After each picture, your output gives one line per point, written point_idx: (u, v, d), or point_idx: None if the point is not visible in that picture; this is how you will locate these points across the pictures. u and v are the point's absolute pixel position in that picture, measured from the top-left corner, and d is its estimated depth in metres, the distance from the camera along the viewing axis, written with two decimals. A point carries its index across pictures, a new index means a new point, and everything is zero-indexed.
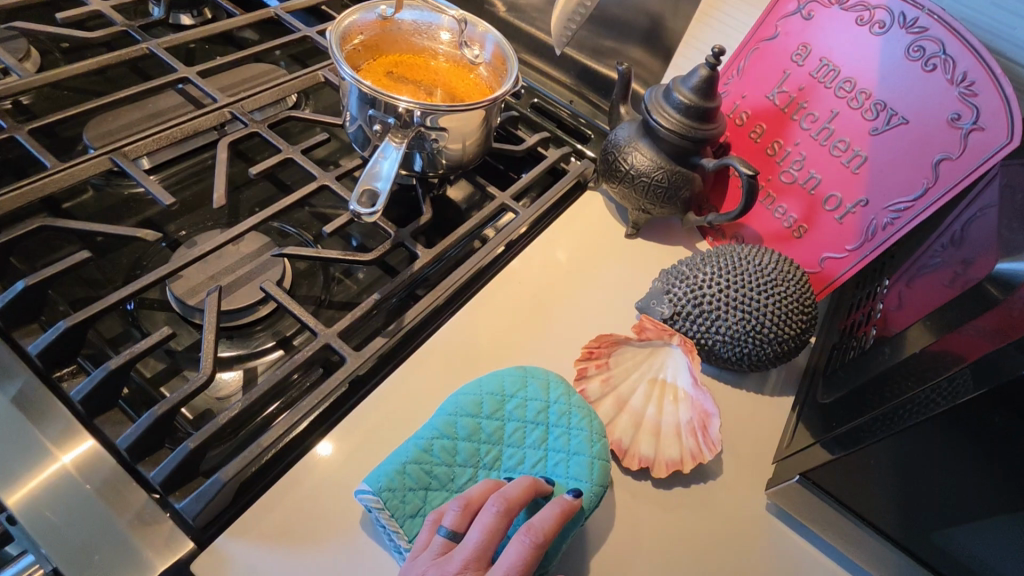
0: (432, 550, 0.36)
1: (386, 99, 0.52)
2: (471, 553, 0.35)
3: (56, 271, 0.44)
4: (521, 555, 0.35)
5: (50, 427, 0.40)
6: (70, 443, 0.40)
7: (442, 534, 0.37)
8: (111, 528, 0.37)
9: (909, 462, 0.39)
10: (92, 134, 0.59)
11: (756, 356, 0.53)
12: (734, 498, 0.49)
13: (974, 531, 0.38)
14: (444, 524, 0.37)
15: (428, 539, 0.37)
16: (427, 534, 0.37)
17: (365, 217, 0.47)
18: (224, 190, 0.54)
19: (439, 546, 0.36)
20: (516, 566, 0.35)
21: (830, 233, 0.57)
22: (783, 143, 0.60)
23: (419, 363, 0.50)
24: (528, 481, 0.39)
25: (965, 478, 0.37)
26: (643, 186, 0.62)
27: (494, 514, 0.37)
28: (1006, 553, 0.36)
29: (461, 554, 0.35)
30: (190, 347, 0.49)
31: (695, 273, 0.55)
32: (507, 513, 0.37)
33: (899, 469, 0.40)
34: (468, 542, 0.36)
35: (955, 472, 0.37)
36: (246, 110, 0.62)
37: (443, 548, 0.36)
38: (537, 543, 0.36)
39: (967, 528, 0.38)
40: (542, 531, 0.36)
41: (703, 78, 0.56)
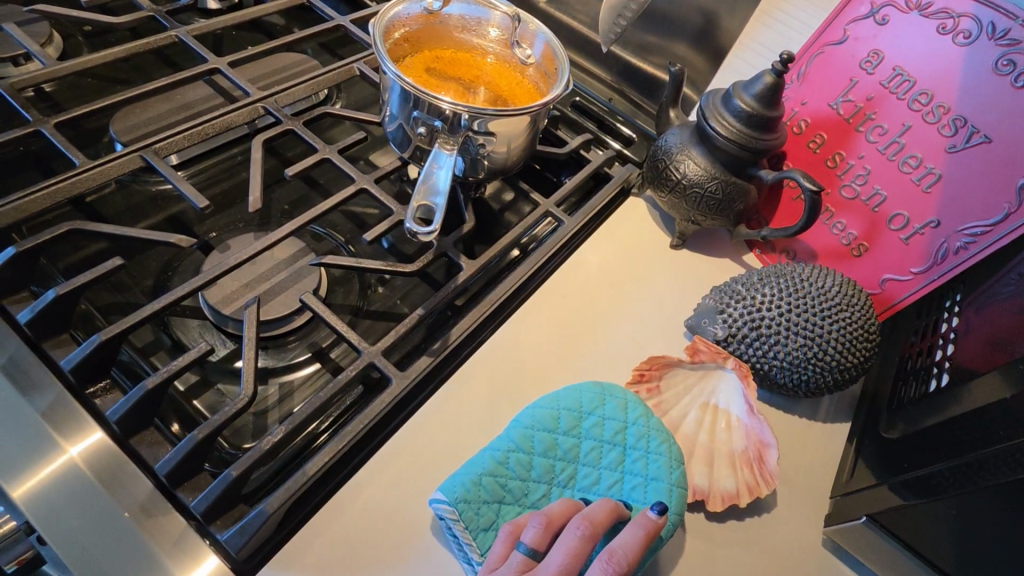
0: (512, 565, 0.34)
1: (431, 100, 0.49)
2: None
3: (89, 280, 0.42)
4: None
5: (59, 419, 0.39)
6: (79, 434, 0.38)
7: (522, 551, 0.35)
8: (151, 562, 0.35)
9: (994, 517, 0.37)
10: (119, 127, 0.56)
11: (814, 383, 0.50)
12: (794, 533, 0.47)
13: None
14: (524, 540, 0.35)
15: (507, 553, 0.35)
16: (504, 547, 0.36)
17: (421, 237, 0.45)
18: (259, 192, 0.51)
19: (519, 563, 0.34)
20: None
21: (894, 253, 0.55)
22: (846, 155, 0.57)
23: (463, 383, 0.47)
24: (611, 503, 0.37)
25: None
26: (695, 197, 0.59)
27: (579, 537, 0.35)
28: None
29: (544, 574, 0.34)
30: (225, 358, 0.47)
31: (752, 293, 0.52)
32: (591, 536, 0.35)
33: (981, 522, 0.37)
34: (550, 562, 0.34)
35: None
36: (280, 105, 0.59)
37: (524, 565, 0.34)
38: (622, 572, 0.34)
39: None
40: (628, 559, 0.34)
41: (767, 85, 0.53)
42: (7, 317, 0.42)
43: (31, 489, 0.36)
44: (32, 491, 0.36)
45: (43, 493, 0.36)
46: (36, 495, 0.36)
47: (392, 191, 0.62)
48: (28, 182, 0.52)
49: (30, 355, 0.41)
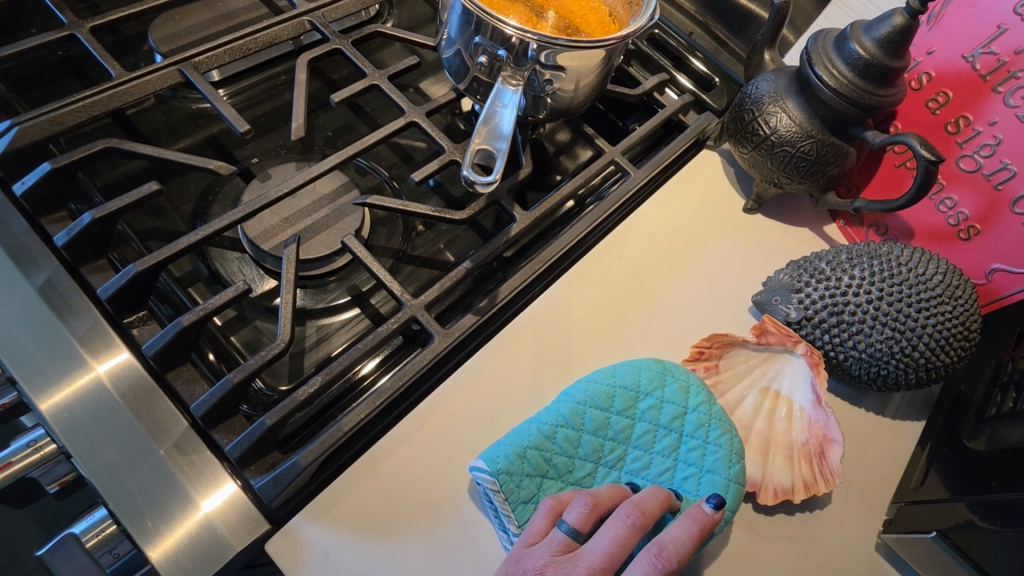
0: (552, 544, 0.33)
1: (494, 23, 0.42)
2: (597, 562, 0.32)
3: (125, 204, 0.39)
4: None
5: (82, 330, 0.38)
6: (105, 351, 0.38)
7: (563, 530, 0.33)
8: (179, 492, 0.35)
9: None
10: (158, 35, 0.52)
11: (893, 379, 0.45)
12: (846, 534, 0.44)
13: None
14: (566, 519, 0.33)
15: (547, 530, 0.33)
16: (545, 523, 0.34)
17: (478, 186, 0.41)
18: (302, 119, 0.47)
19: (560, 543, 0.33)
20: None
21: (1011, 240, 0.47)
22: (973, 120, 0.49)
23: (507, 344, 0.44)
24: (663, 493, 0.35)
25: None
26: (783, 156, 0.52)
27: (628, 526, 0.33)
28: None
29: (587, 560, 0.32)
30: (264, 295, 0.45)
31: (837, 274, 0.46)
32: (641, 526, 0.33)
33: None
34: (593, 547, 0.32)
35: None
36: (327, 20, 0.54)
37: (565, 546, 0.33)
38: (671, 568, 0.32)
39: None
40: (679, 555, 0.32)
41: (895, 28, 0.44)
42: (45, 237, 0.41)
43: (63, 409, 0.35)
44: (69, 419, 0.35)
45: (82, 423, 0.35)
46: (70, 415, 0.35)
47: (443, 125, 0.56)
48: (67, 91, 0.49)
49: (67, 279, 0.39)
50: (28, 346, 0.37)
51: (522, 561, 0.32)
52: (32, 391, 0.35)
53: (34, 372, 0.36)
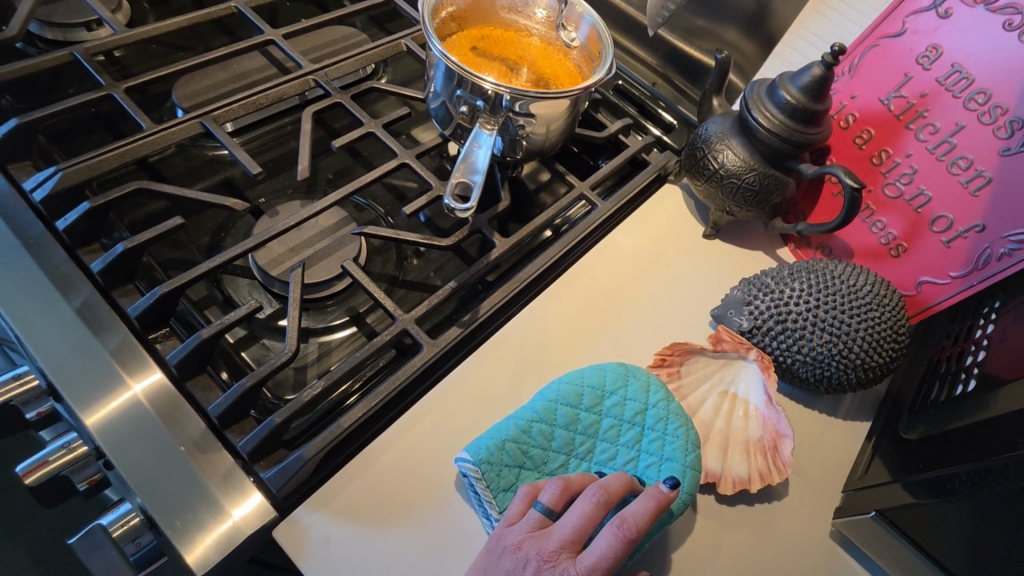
0: (529, 522, 0.37)
1: (474, 80, 0.50)
2: (567, 535, 0.36)
3: (151, 237, 0.45)
4: (613, 548, 0.36)
5: (113, 347, 0.43)
6: (141, 373, 0.42)
7: (538, 510, 0.37)
8: (200, 487, 0.39)
9: (984, 513, 0.38)
10: (180, 93, 0.60)
11: (836, 380, 0.51)
12: (801, 522, 0.48)
13: None
14: (541, 500, 0.38)
15: (524, 511, 0.38)
16: (522, 505, 0.38)
17: (457, 212, 0.47)
18: (308, 161, 0.54)
19: (536, 520, 0.37)
20: (607, 558, 0.35)
21: (933, 256, 0.54)
22: (892, 153, 0.56)
23: (489, 354, 0.50)
24: (626, 477, 0.39)
25: None
26: (732, 187, 0.58)
27: (594, 503, 0.37)
28: None
29: (558, 534, 0.36)
30: (270, 316, 0.50)
31: (781, 287, 0.52)
32: (605, 503, 0.37)
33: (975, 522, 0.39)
34: (564, 523, 0.37)
35: None
36: (330, 78, 0.61)
37: (540, 523, 0.37)
38: (633, 537, 0.36)
39: None
40: (639, 525, 0.36)
41: (815, 77, 0.52)
42: (82, 266, 0.46)
43: (106, 427, 0.40)
44: (108, 433, 0.39)
45: (123, 438, 0.39)
46: (112, 433, 0.39)
47: (432, 166, 0.64)
48: (99, 142, 0.57)
49: (101, 301, 0.45)
50: (68, 360, 0.42)
51: (502, 539, 0.37)
52: (79, 408, 0.40)
53: (74, 386, 0.41)
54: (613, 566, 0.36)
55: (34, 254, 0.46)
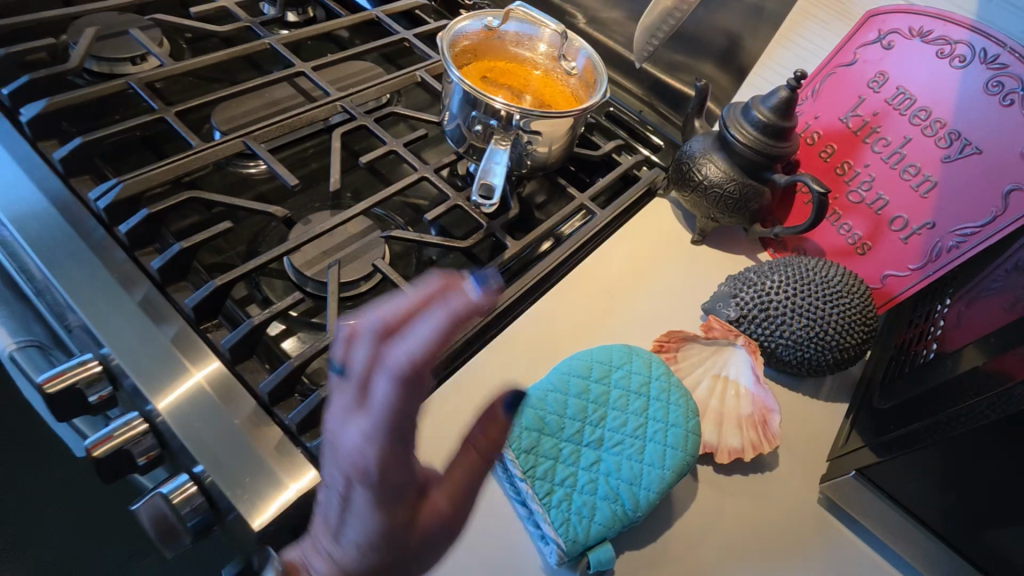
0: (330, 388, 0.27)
1: (486, 100, 0.57)
2: (354, 393, 0.26)
3: (206, 237, 0.51)
4: (397, 388, 0.25)
5: (174, 336, 0.48)
6: (202, 360, 0.47)
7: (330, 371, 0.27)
8: (255, 458, 0.43)
9: (954, 462, 0.43)
10: (219, 118, 0.66)
11: (816, 362, 0.57)
12: (790, 489, 0.53)
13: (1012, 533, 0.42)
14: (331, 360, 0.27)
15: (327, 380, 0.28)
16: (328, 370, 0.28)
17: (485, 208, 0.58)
18: (338, 175, 0.60)
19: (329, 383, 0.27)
20: (397, 397, 0.25)
21: (894, 251, 0.61)
22: (853, 164, 0.64)
23: (505, 344, 0.55)
24: (429, 283, 0.26)
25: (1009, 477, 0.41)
26: (715, 196, 0.65)
27: (370, 339, 0.25)
28: None
29: (343, 397, 0.26)
30: (303, 313, 0.55)
31: (762, 280, 0.59)
32: (385, 332, 0.25)
33: (943, 470, 0.44)
34: (346, 373, 0.26)
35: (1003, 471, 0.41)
36: (354, 104, 0.69)
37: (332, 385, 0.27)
38: (416, 370, 0.25)
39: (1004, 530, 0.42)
40: (414, 361, 0.24)
41: (782, 99, 0.60)
42: (140, 265, 0.52)
43: (176, 409, 0.44)
44: (176, 412, 0.44)
45: (190, 416, 0.44)
46: (181, 414, 0.44)
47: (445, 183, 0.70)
48: (146, 160, 0.63)
49: (159, 296, 0.50)
50: (133, 345, 0.47)
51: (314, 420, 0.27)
52: (147, 388, 0.45)
53: (141, 369, 0.45)
54: (400, 425, 0.26)
55: (99, 255, 0.51)
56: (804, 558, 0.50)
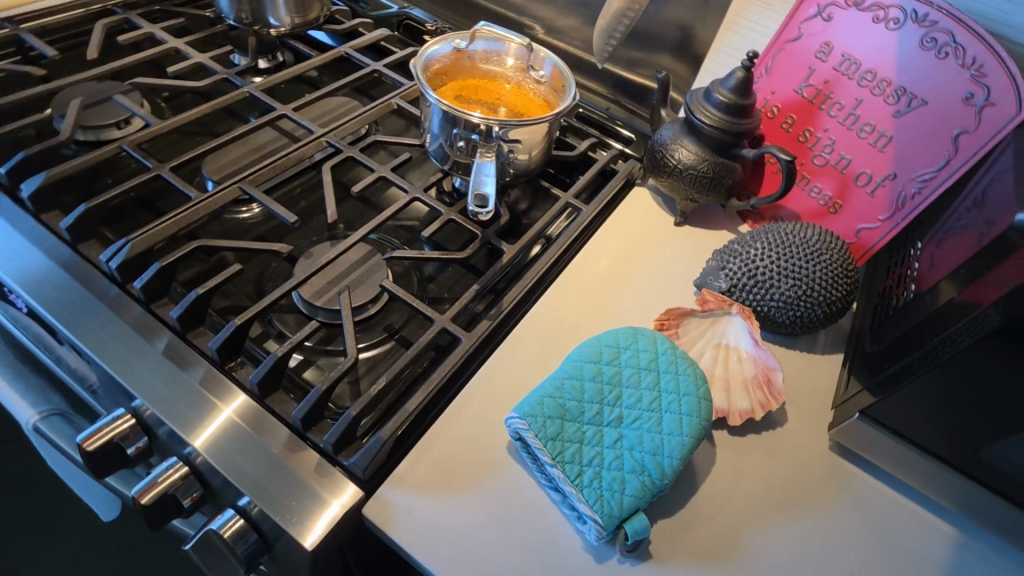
0: None
1: (464, 116, 0.60)
2: None
3: (218, 281, 0.53)
4: None
5: (200, 377, 0.50)
6: (228, 396, 0.49)
7: None
8: (296, 482, 0.45)
9: (949, 387, 0.47)
10: (210, 168, 0.69)
11: (807, 318, 0.60)
12: (802, 440, 0.56)
13: (1007, 445, 0.46)
14: None
15: None
16: None
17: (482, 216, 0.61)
18: (334, 206, 0.63)
19: None
20: None
21: (864, 206, 0.65)
22: (813, 130, 0.68)
23: (516, 343, 0.58)
24: None
25: (996, 391, 0.45)
26: (690, 177, 0.69)
27: None
28: None
29: None
30: (319, 342, 0.57)
31: (746, 249, 0.62)
32: None
33: (939, 396, 0.48)
34: None
35: (989, 386, 0.45)
36: (338, 138, 0.71)
37: None
38: None
39: (1000, 443, 0.46)
40: None
41: (739, 79, 0.64)
42: (158, 317, 0.54)
43: (214, 445, 0.46)
44: (215, 449, 0.46)
45: (228, 452, 0.46)
46: (219, 450, 0.46)
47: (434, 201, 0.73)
48: (145, 218, 0.64)
49: (182, 343, 0.52)
50: (165, 392, 0.48)
51: None
52: (185, 431, 0.47)
53: (174, 414, 0.48)
54: None
55: (116, 311, 0.53)
56: (824, 503, 0.53)
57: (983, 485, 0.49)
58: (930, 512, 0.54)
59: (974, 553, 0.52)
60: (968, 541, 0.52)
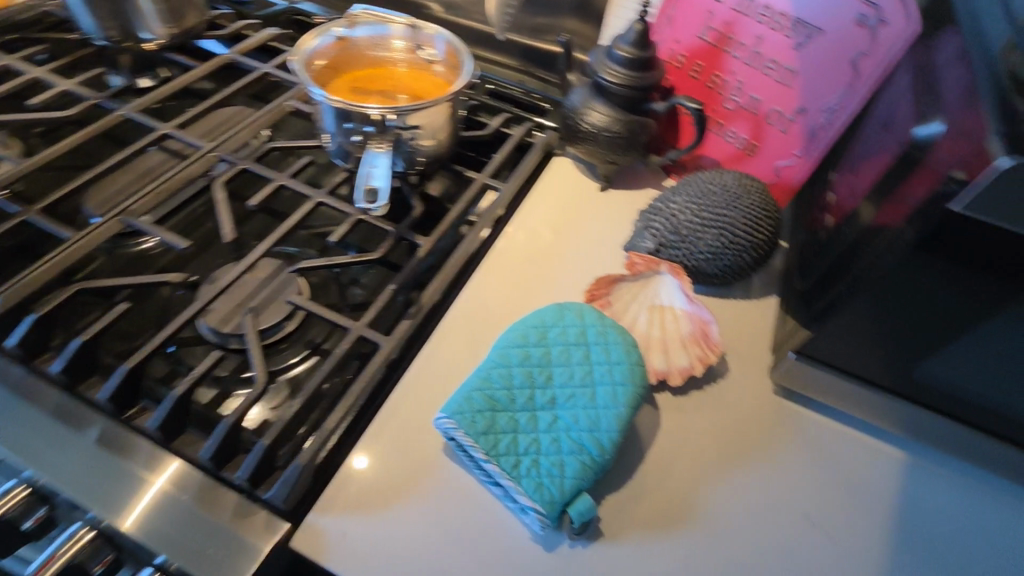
0: None
1: (359, 110, 0.56)
2: None
3: (102, 325, 0.49)
4: None
5: (95, 433, 0.46)
6: (129, 447, 0.45)
7: None
8: (213, 527, 0.42)
9: (870, 316, 0.46)
10: (92, 203, 0.63)
11: (737, 266, 0.59)
12: (747, 390, 0.56)
13: (939, 362, 0.46)
14: None
15: None
16: None
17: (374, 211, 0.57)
18: (230, 223, 0.59)
19: None
20: None
21: (779, 144, 0.64)
22: (721, 75, 0.66)
23: (443, 340, 0.55)
24: None
25: (915, 313, 0.44)
26: (605, 140, 0.67)
27: None
28: (967, 369, 0.45)
29: None
30: (234, 371, 0.53)
31: (668, 205, 0.60)
32: None
33: (866, 326, 0.47)
34: None
35: (908, 309, 0.44)
36: (229, 151, 0.67)
37: None
38: None
39: (933, 361, 0.46)
40: None
41: (638, 32, 0.62)
42: (42, 374, 0.49)
43: (118, 504, 0.42)
44: (119, 509, 0.42)
45: (134, 508, 0.42)
46: (124, 508, 0.42)
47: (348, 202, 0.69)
48: (23, 268, 0.59)
49: (71, 400, 0.47)
50: (56, 455, 0.44)
51: None
52: (82, 495, 0.43)
53: (68, 478, 0.43)
54: None
55: None
56: (773, 449, 0.52)
57: (922, 404, 0.50)
58: (877, 439, 0.54)
59: (924, 473, 0.52)
60: (917, 461, 0.53)
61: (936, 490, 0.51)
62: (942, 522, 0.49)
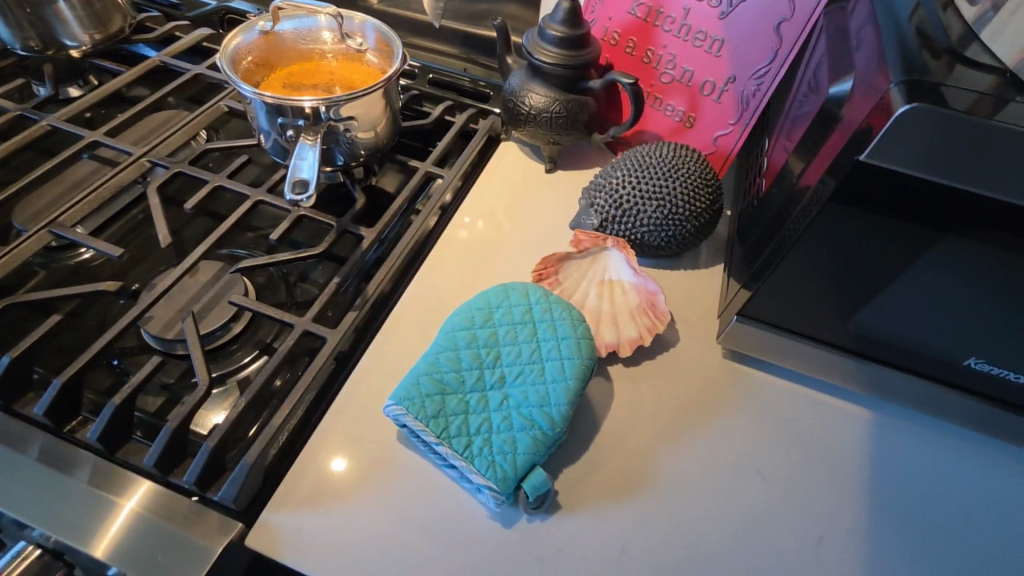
0: None
1: (291, 104, 0.56)
2: None
3: (33, 339, 0.48)
4: None
5: (33, 449, 0.44)
6: (70, 460, 0.44)
7: None
8: (162, 533, 0.41)
9: (803, 272, 0.48)
10: (21, 218, 0.61)
11: (681, 235, 0.60)
12: (696, 355, 0.57)
13: (871, 311, 0.48)
14: None
15: None
16: None
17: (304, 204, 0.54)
18: (165, 228, 0.57)
19: None
20: None
21: (714, 114, 0.65)
22: (654, 49, 0.67)
23: (394, 330, 0.55)
24: None
25: (841, 266, 0.46)
26: (546, 121, 0.67)
27: None
28: (897, 316, 0.47)
29: None
30: (181, 376, 0.52)
31: (609, 180, 0.61)
32: None
33: (800, 282, 0.48)
34: None
35: (836, 262, 0.46)
36: (162, 154, 0.65)
37: None
38: None
39: (865, 311, 0.48)
40: None
41: (567, 11, 0.62)
42: None
43: (61, 518, 0.41)
44: (63, 522, 0.41)
45: (78, 520, 0.41)
46: (67, 521, 0.41)
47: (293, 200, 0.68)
48: None
49: (6, 417, 0.46)
50: None
51: None
52: (23, 511, 0.42)
53: (8, 496, 0.42)
54: None
55: None
56: (723, 410, 0.53)
57: (860, 355, 0.51)
58: (823, 393, 0.56)
59: (867, 421, 0.54)
60: (861, 411, 0.55)
61: (882, 437, 0.53)
62: (885, 465, 0.51)
